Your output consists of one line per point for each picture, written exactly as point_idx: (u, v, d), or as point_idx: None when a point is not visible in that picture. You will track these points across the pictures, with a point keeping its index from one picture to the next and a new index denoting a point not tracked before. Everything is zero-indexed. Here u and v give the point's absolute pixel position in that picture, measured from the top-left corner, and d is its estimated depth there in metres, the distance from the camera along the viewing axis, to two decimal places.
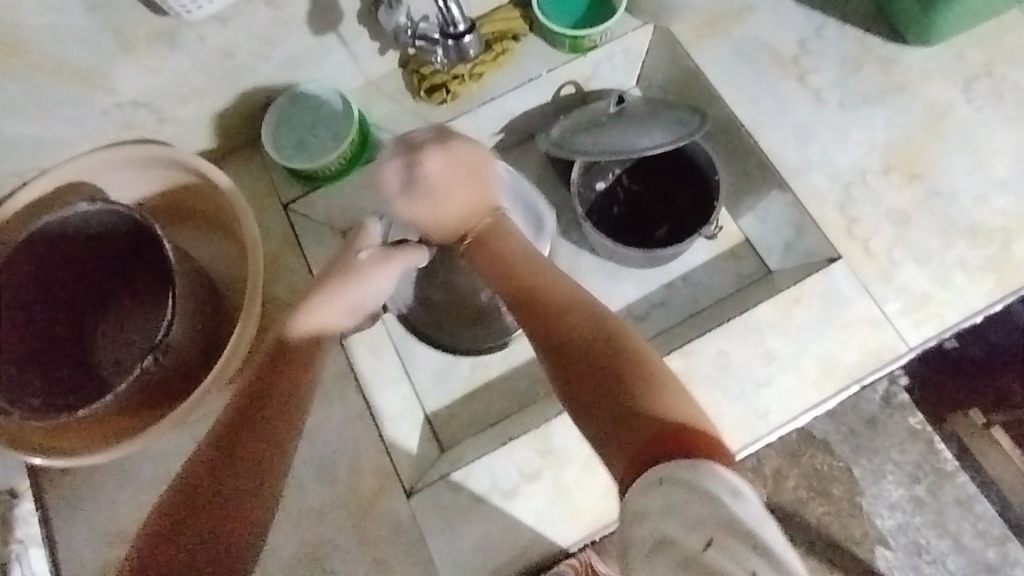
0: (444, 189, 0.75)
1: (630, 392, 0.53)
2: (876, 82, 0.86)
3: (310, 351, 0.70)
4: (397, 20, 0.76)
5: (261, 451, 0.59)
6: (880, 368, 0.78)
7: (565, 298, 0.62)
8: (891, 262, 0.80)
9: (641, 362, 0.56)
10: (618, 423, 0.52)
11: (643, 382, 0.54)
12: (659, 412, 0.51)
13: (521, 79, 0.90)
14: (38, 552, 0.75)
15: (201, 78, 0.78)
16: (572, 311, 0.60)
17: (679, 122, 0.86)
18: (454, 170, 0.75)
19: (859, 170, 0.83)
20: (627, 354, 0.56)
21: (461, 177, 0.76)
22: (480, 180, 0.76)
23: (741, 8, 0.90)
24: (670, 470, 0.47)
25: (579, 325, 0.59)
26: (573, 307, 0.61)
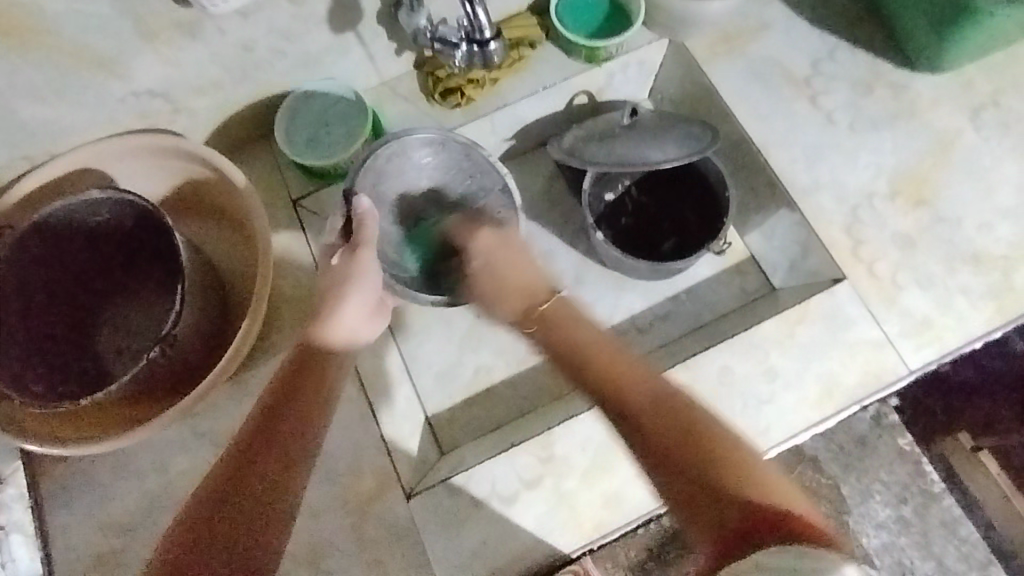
0: (497, 270, 0.81)
1: (724, 477, 0.59)
2: (886, 107, 0.87)
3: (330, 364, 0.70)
4: (417, 23, 0.77)
5: (276, 463, 0.60)
6: (880, 390, 0.78)
7: (673, 402, 0.65)
8: (894, 286, 0.81)
9: (739, 464, 0.61)
10: (711, 520, 0.58)
11: (751, 483, 0.59)
12: (756, 498, 0.57)
13: (535, 87, 0.90)
14: (20, 539, 0.74)
15: (218, 70, 0.78)
16: (685, 427, 0.63)
17: (691, 137, 0.86)
18: (494, 246, 0.82)
19: (866, 193, 0.84)
20: (721, 460, 0.60)
21: (500, 249, 0.82)
22: (528, 265, 0.81)
23: (756, 27, 0.91)
24: (769, 558, 0.51)
25: (673, 414, 0.64)
26: (670, 415, 0.64)
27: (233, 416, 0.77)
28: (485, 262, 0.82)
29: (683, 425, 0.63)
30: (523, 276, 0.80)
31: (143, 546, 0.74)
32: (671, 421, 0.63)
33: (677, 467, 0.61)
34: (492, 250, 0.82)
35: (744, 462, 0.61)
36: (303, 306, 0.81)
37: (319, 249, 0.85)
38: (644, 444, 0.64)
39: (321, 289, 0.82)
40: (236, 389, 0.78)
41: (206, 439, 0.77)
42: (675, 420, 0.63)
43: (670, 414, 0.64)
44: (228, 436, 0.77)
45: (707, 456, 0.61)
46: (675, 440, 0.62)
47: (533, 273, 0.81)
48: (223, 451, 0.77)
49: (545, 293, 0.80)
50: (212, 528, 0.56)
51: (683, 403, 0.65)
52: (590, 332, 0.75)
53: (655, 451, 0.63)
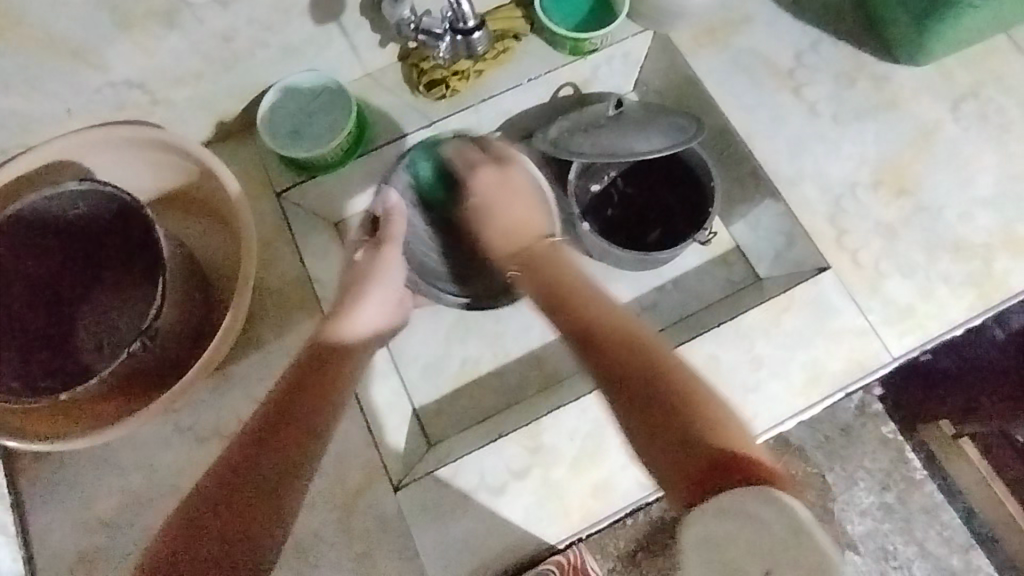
0: (495, 204, 0.82)
1: (689, 416, 0.56)
2: (868, 98, 0.88)
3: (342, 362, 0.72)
4: (401, 14, 0.76)
5: (288, 458, 0.62)
6: (864, 376, 0.80)
7: (626, 338, 0.64)
8: (877, 274, 0.82)
9: (692, 392, 0.58)
10: (668, 440, 0.55)
11: (705, 420, 0.56)
12: (711, 441, 0.54)
13: (520, 78, 0.89)
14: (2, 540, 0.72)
15: (198, 60, 0.76)
16: (645, 356, 0.61)
17: (676, 127, 0.86)
18: (509, 187, 0.83)
19: (849, 183, 0.85)
20: (676, 389, 0.58)
21: (507, 194, 0.82)
22: (535, 204, 0.82)
23: (740, 19, 0.91)
24: (730, 501, 0.48)
25: (644, 354, 0.62)
26: (624, 347, 0.63)
27: (217, 410, 0.77)
28: (489, 180, 0.83)
29: (646, 360, 0.61)
30: (522, 220, 0.81)
31: (126, 543, 0.73)
32: (631, 362, 0.61)
33: (637, 394, 0.58)
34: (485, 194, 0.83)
35: (692, 387, 0.59)
36: (288, 301, 0.80)
37: (303, 243, 0.84)
38: (604, 367, 0.62)
39: (305, 283, 0.81)
40: (219, 384, 0.77)
41: (189, 435, 0.76)
42: (646, 359, 0.61)
43: (631, 347, 0.63)
44: (214, 430, 0.76)
45: (663, 387, 0.58)
46: (642, 372, 0.60)
47: (523, 212, 0.81)
48: (208, 447, 0.76)
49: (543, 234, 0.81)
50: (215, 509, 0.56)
51: (635, 338, 0.64)
52: (574, 271, 0.76)
53: (619, 381, 0.60)
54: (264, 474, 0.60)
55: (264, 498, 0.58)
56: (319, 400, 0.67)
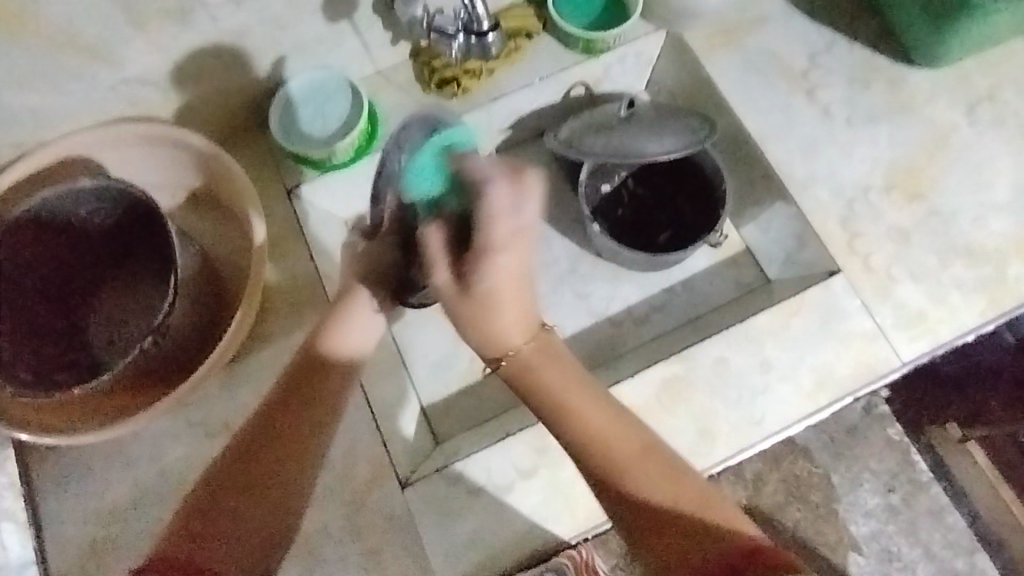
0: (490, 303, 0.66)
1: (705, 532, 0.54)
2: (883, 100, 0.87)
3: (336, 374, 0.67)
4: (413, 12, 0.77)
5: (284, 457, 0.61)
6: (873, 381, 0.79)
7: (629, 453, 0.59)
8: (888, 278, 0.81)
9: (683, 487, 0.58)
10: (651, 540, 0.56)
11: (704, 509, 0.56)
12: (732, 541, 0.52)
13: (532, 77, 0.89)
14: (11, 527, 0.74)
15: (211, 58, 0.76)
16: (636, 468, 0.59)
17: (689, 129, 0.86)
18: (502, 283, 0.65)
19: (861, 186, 0.84)
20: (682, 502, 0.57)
21: (503, 291, 0.66)
22: (526, 293, 0.67)
23: (754, 19, 0.90)
24: None
25: (640, 468, 0.59)
26: (632, 452, 0.59)
27: (227, 405, 0.78)
28: (500, 275, 0.65)
29: (630, 462, 0.59)
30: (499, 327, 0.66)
31: (136, 535, 0.74)
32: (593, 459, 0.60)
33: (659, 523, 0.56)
34: (493, 223, 0.64)
35: (704, 498, 0.57)
36: (298, 298, 0.81)
37: (313, 240, 0.84)
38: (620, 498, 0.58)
39: (315, 280, 0.82)
40: (230, 378, 0.78)
41: (200, 430, 0.77)
42: (660, 475, 0.59)
43: (616, 461, 0.59)
44: (224, 424, 0.77)
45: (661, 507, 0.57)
46: (651, 498, 0.57)
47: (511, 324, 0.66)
48: (218, 442, 0.77)
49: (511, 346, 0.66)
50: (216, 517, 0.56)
51: (642, 451, 0.60)
52: (566, 381, 0.64)
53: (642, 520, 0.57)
54: (259, 477, 0.59)
55: (262, 492, 0.58)
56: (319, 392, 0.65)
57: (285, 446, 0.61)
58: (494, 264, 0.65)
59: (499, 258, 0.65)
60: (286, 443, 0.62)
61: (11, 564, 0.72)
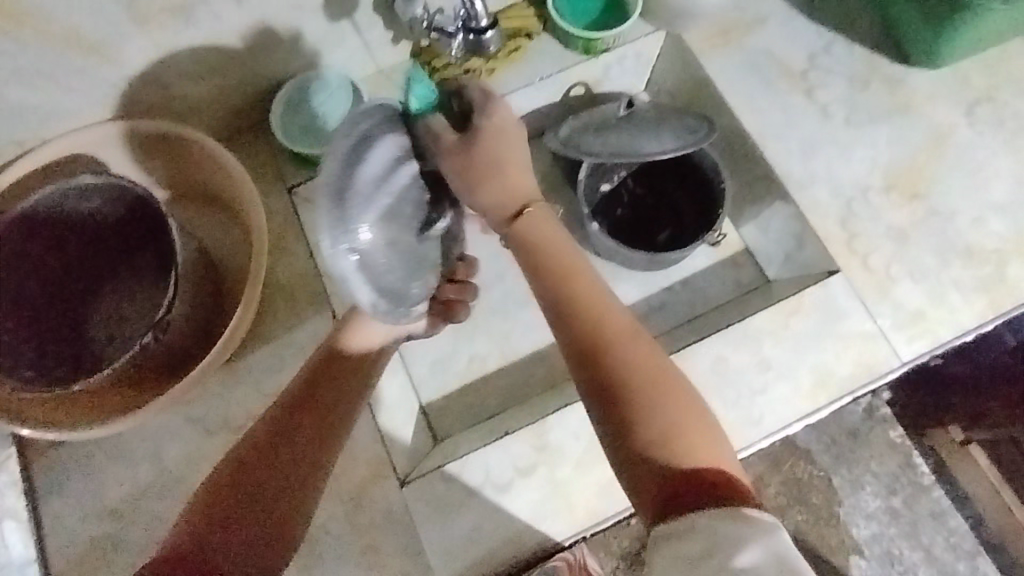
0: (490, 174, 0.69)
1: (676, 429, 0.52)
2: (882, 101, 0.87)
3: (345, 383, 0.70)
4: (413, 12, 0.77)
5: (310, 441, 0.64)
6: (873, 381, 0.79)
7: (641, 357, 0.56)
8: (887, 278, 0.81)
9: (686, 401, 0.54)
10: (625, 436, 0.52)
11: (693, 441, 0.52)
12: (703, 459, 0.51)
13: (531, 78, 0.89)
14: (14, 524, 0.74)
15: (212, 56, 0.77)
16: (647, 399, 0.53)
17: (687, 128, 0.86)
18: (506, 129, 0.70)
19: (861, 186, 0.84)
20: (670, 390, 0.54)
21: (500, 138, 0.70)
22: (523, 172, 0.71)
23: (754, 20, 0.91)
24: (717, 524, 0.46)
25: (625, 353, 0.56)
26: (646, 378, 0.54)
27: (227, 402, 0.78)
28: (490, 143, 0.69)
29: (619, 336, 0.57)
30: (512, 180, 0.69)
31: (136, 532, 0.74)
32: (608, 376, 0.55)
33: (637, 408, 0.53)
34: (497, 111, 0.70)
35: (691, 407, 0.54)
36: (298, 296, 0.81)
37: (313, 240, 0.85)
38: (602, 379, 0.55)
39: (315, 278, 0.82)
40: (231, 376, 0.79)
41: (200, 426, 0.77)
42: (649, 364, 0.56)
43: (629, 383, 0.54)
44: (223, 421, 0.77)
45: (630, 391, 0.54)
46: (630, 382, 0.54)
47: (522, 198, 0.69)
48: (217, 438, 0.77)
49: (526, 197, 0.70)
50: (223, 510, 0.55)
51: (653, 354, 0.56)
52: (575, 270, 0.63)
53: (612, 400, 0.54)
54: (289, 456, 0.61)
55: (291, 468, 0.60)
56: (334, 395, 0.68)
57: (308, 433, 0.64)
58: (489, 113, 0.70)
59: (502, 103, 0.70)
60: (307, 429, 0.64)
61: (12, 563, 0.72)
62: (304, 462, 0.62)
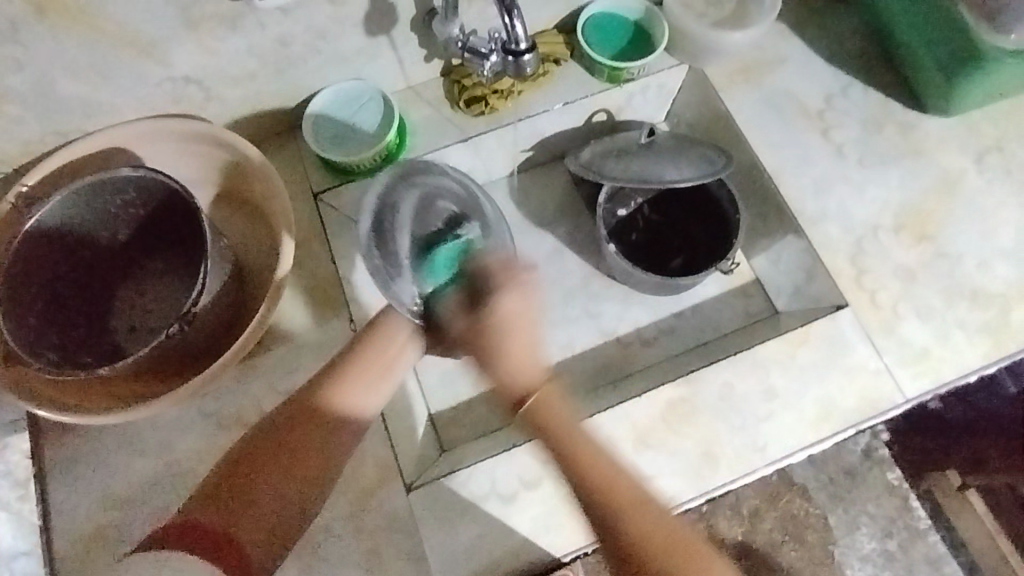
0: (514, 329, 0.70)
1: (675, 568, 0.61)
2: (894, 144, 0.90)
3: (335, 429, 0.70)
4: (450, 31, 0.80)
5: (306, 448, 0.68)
6: (877, 417, 0.80)
7: (632, 498, 0.64)
8: (894, 316, 0.83)
9: (681, 545, 0.62)
10: None
11: (688, 565, 0.61)
12: None
13: (557, 100, 0.92)
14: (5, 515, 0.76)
15: (254, 62, 0.80)
16: (680, 563, 0.61)
17: (705, 159, 0.89)
18: (514, 315, 0.70)
19: (872, 226, 0.87)
20: (678, 542, 0.62)
21: (514, 322, 0.70)
22: (531, 328, 0.71)
23: (774, 60, 0.94)
24: None
25: (626, 484, 0.64)
26: (622, 500, 0.64)
27: (241, 398, 0.79)
28: (513, 308, 0.70)
29: (633, 508, 0.64)
30: (524, 372, 0.70)
31: (139, 521, 0.75)
32: (615, 503, 0.64)
33: (655, 570, 0.61)
34: (513, 332, 0.70)
35: (688, 541, 0.63)
36: (317, 297, 0.83)
37: (336, 245, 0.87)
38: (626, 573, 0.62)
39: (336, 280, 0.84)
40: (245, 372, 0.80)
41: (212, 420, 0.79)
42: (670, 551, 0.61)
43: (614, 499, 0.64)
44: (235, 416, 0.79)
45: (651, 565, 0.61)
46: (637, 558, 0.62)
47: (514, 341, 0.69)
48: (227, 433, 0.78)
49: (539, 381, 0.70)
50: (225, 504, 0.63)
51: (644, 501, 0.64)
52: (605, 463, 0.66)
53: (635, 575, 0.61)
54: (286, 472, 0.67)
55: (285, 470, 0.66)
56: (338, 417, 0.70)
57: (304, 445, 0.68)
58: (500, 300, 0.71)
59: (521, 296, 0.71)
60: (306, 440, 0.68)
61: None
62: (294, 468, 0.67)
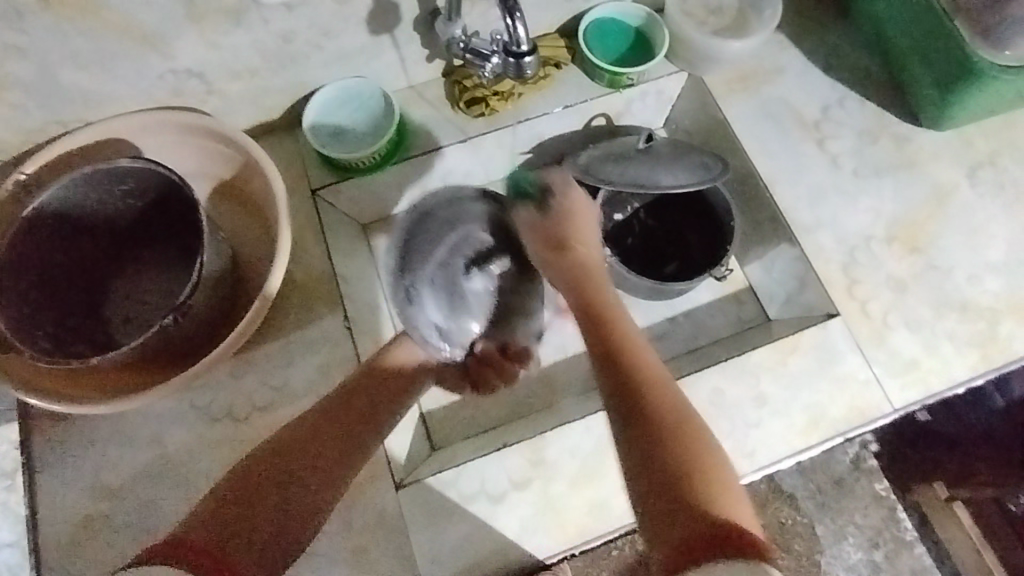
0: (585, 276, 0.81)
1: (693, 471, 0.55)
2: (889, 156, 0.91)
3: (376, 418, 0.76)
4: (452, 32, 0.80)
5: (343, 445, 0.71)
6: (865, 425, 0.81)
7: (665, 409, 0.60)
8: (885, 326, 0.84)
9: (704, 458, 0.57)
10: (665, 495, 0.53)
11: (699, 462, 0.56)
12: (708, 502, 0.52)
13: (556, 103, 0.93)
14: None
15: (256, 57, 0.80)
16: (685, 437, 0.58)
17: (701, 166, 0.90)
18: (585, 260, 0.83)
19: (864, 236, 0.88)
20: (699, 463, 0.56)
21: (578, 214, 0.87)
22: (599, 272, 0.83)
23: (772, 70, 0.95)
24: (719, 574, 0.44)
25: (660, 395, 0.62)
26: (650, 378, 0.64)
27: (233, 391, 0.79)
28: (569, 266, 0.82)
29: (664, 407, 0.61)
30: (595, 284, 0.80)
31: (127, 513, 0.75)
32: (662, 430, 0.58)
33: (669, 449, 0.57)
34: (584, 289, 0.79)
35: (709, 470, 0.56)
36: (312, 294, 0.83)
37: (332, 241, 0.88)
38: (637, 463, 0.57)
39: (331, 277, 0.85)
40: (239, 366, 0.80)
41: (203, 413, 0.78)
42: (670, 417, 0.60)
43: (642, 386, 0.63)
44: (226, 410, 0.79)
45: (670, 464, 0.55)
46: (659, 424, 0.59)
47: (579, 241, 0.85)
48: (218, 426, 0.78)
49: (600, 299, 0.77)
50: (261, 473, 0.64)
51: (678, 408, 0.61)
52: (649, 358, 0.68)
53: (659, 483, 0.54)
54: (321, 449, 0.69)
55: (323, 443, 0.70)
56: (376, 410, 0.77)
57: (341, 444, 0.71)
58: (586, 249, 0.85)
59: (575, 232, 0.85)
60: (351, 436, 0.72)
61: None
62: (333, 452, 0.70)
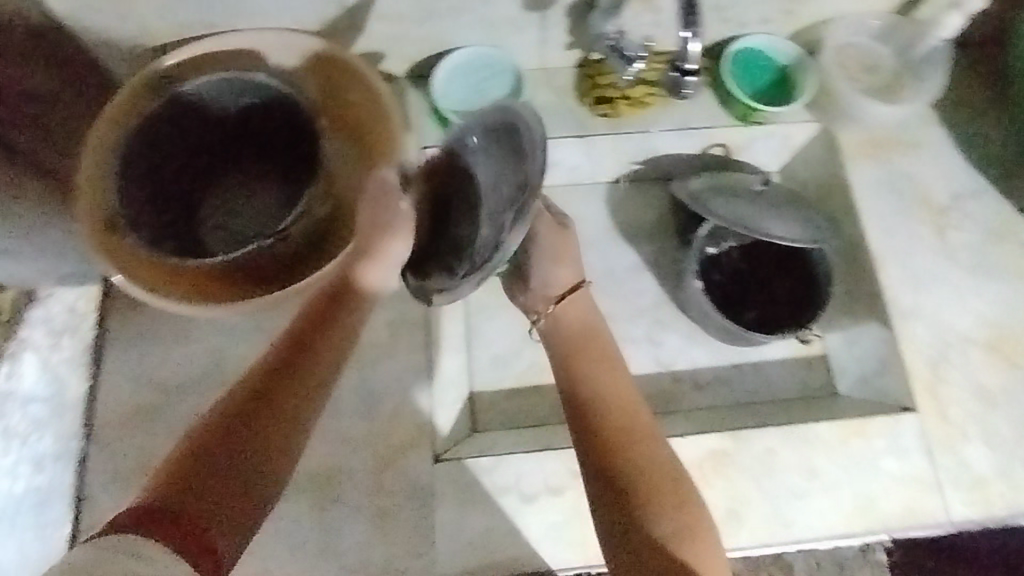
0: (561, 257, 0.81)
1: (654, 501, 0.62)
2: (1010, 261, 0.87)
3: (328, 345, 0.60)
4: (605, 28, 0.79)
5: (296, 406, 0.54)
6: (914, 528, 0.78)
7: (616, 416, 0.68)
8: (961, 435, 0.80)
9: (673, 489, 0.63)
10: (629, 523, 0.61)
11: (658, 488, 0.63)
12: (661, 524, 0.60)
13: (681, 123, 0.92)
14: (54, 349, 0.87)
15: (407, 7, 0.80)
16: (657, 500, 0.62)
17: (813, 223, 0.87)
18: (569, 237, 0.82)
19: (963, 336, 0.84)
20: (669, 486, 0.63)
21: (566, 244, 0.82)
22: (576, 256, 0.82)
23: (909, 142, 0.91)
24: None
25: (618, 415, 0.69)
26: (599, 387, 0.72)
27: None
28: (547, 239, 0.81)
29: (640, 438, 0.67)
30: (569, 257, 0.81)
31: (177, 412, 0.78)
32: (609, 430, 0.67)
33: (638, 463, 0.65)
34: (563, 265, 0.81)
35: (673, 478, 0.64)
36: None
37: None
38: (610, 479, 0.64)
39: None
40: None
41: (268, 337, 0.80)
42: (639, 471, 0.64)
43: (605, 395, 0.71)
44: None
45: (631, 476, 0.64)
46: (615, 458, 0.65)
47: (568, 277, 0.81)
48: None
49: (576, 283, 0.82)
50: (213, 461, 0.48)
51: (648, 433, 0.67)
52: (618, 382, 0.73)
53: (617, 500, 0.63)
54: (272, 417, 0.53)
55: (266, 402, 0.54)
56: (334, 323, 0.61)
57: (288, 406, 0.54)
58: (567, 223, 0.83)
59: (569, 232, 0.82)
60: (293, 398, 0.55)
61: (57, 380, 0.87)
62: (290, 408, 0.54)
